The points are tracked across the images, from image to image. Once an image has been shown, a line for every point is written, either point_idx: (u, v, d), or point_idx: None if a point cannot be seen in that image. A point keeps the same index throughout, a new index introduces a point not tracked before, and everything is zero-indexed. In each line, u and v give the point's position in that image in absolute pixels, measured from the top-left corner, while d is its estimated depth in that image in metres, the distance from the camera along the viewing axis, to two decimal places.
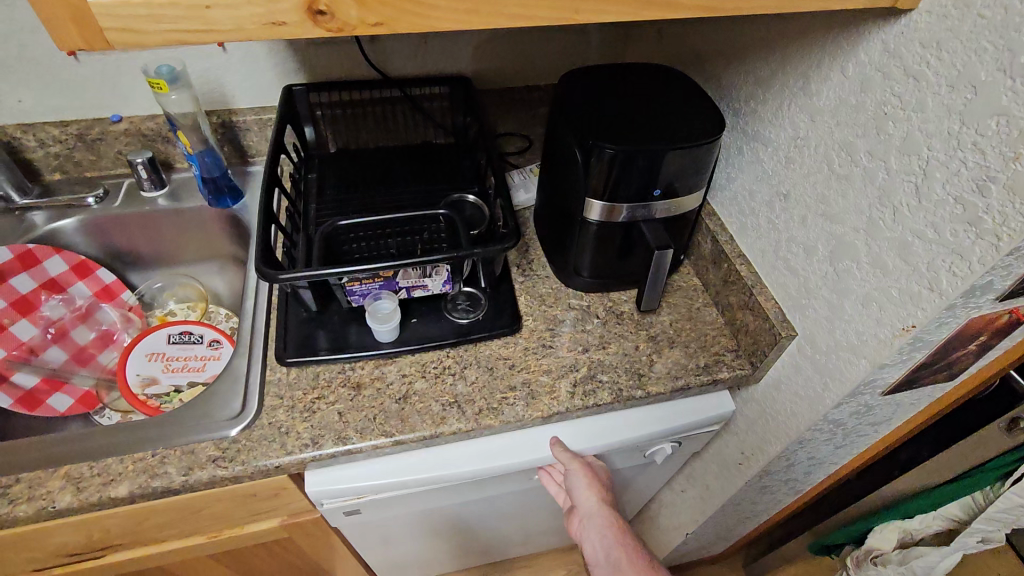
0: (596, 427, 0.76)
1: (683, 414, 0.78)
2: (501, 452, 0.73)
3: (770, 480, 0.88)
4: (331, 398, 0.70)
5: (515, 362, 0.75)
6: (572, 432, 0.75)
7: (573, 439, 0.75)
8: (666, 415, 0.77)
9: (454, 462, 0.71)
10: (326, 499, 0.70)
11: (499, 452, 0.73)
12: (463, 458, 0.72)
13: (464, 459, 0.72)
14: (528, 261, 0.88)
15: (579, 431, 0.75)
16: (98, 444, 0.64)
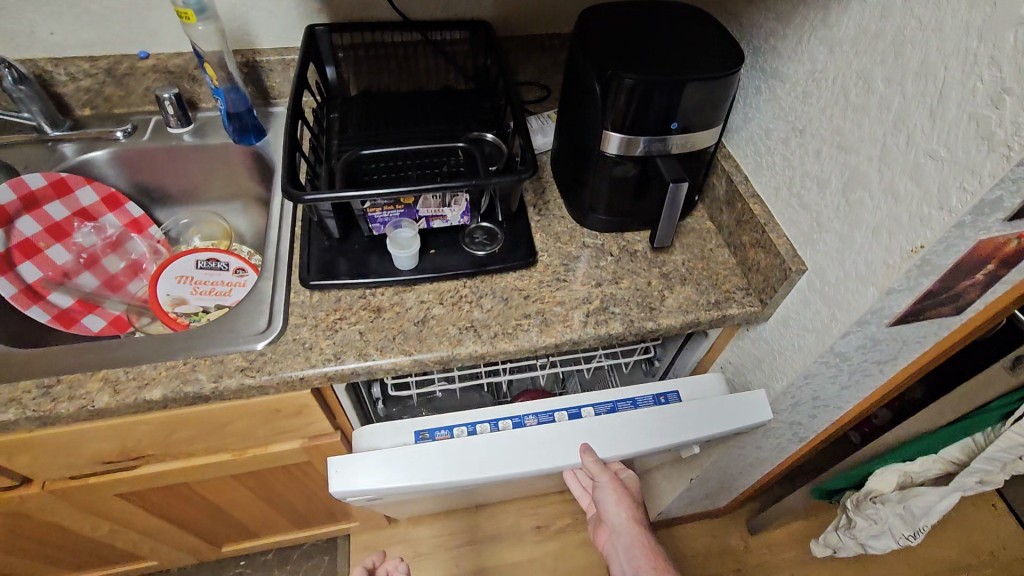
0: (627, 433, 0.73)
1: (716, 423, 0.74)
2: (526, 457, 0.70)
3: (774, 421, 0.91)
4: (353, 319, 0.73)
5: (529, 293, 0.77)
6: (601, 436, 0.72)
7: (602, 445, 0.72)
8: (700, 423, 0.74)
9: (477, 463, 0.69)
10: (349, 495, 0.70)
11: (525, 455, 0.71)
12: (487, 458, 0.70)
13: (487, 463, 0.69)
14: (544, 202, 0.90)
15: (608, 436, 0.73)
16: (134, 352, 0.68)
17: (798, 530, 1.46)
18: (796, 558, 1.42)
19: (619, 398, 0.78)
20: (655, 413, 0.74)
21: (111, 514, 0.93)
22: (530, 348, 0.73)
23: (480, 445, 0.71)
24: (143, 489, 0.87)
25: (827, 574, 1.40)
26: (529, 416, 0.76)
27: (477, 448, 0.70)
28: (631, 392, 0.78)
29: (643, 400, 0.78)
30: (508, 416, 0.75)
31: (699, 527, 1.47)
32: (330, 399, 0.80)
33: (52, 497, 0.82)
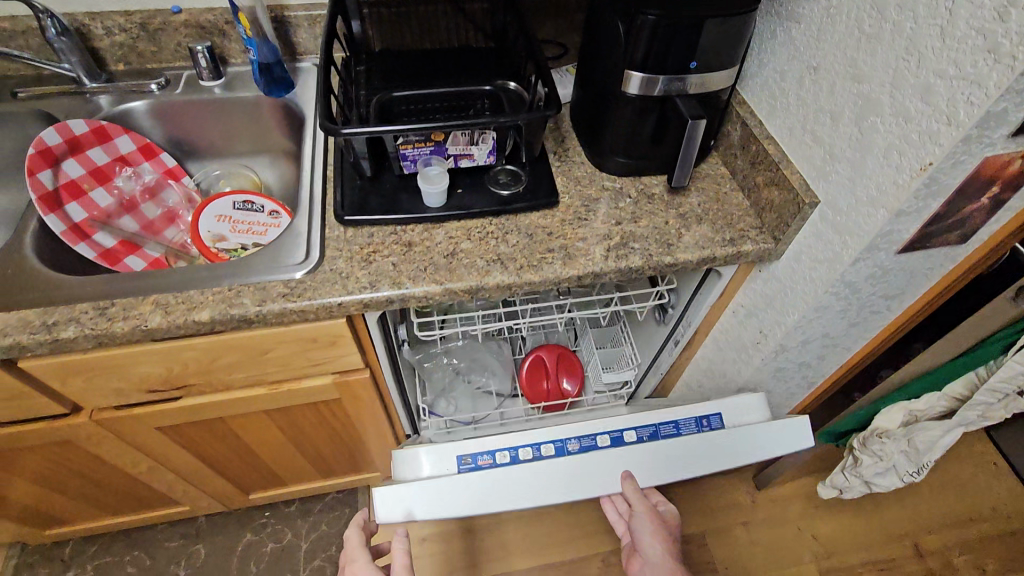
0: (669, 462, 0.75)
1: (754, 451, 0.77)
2: (571, 486, 0.72)
3: (785, 361, 0.94)
4: (387, 252, 0.77)
5: (552, 231, 0.81)
6: (644, 465, 0.74)
7: (645, 475, 0.74)
8: (739, 453, 0.76)
9: (524, 491, 0.71)
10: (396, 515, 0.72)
11: (570, 481, 0.73)
12: (533, 486, 0.71)
13: (534, 492, 0.71)
14: (564, 149, 0.93)
15: (651, 465, 0.74)
16: (183, 279, 0.72)
17: (803, 485, 1.50)
18: (802, 511, 1.46)
19: (661, 422, 0.79)
20: (698, 441, 0.76)
21: (150, 449, 0.97)
22: (555, 279, 0.76)
23: (527, 474, 0.72)
24: (182, 422, 0.91)
25: (830, 527, 1.44)
26: (574, 440, 0.77)
27: (523, 476, 0.72)
28: (673, 416, 0.80)
29: (685, 424, 0.79)
30: (552, 440, 0.76)
31: (707, 483, 1.51)
32: (360, 332, 0.83)
33: (99, 426, 0.87)
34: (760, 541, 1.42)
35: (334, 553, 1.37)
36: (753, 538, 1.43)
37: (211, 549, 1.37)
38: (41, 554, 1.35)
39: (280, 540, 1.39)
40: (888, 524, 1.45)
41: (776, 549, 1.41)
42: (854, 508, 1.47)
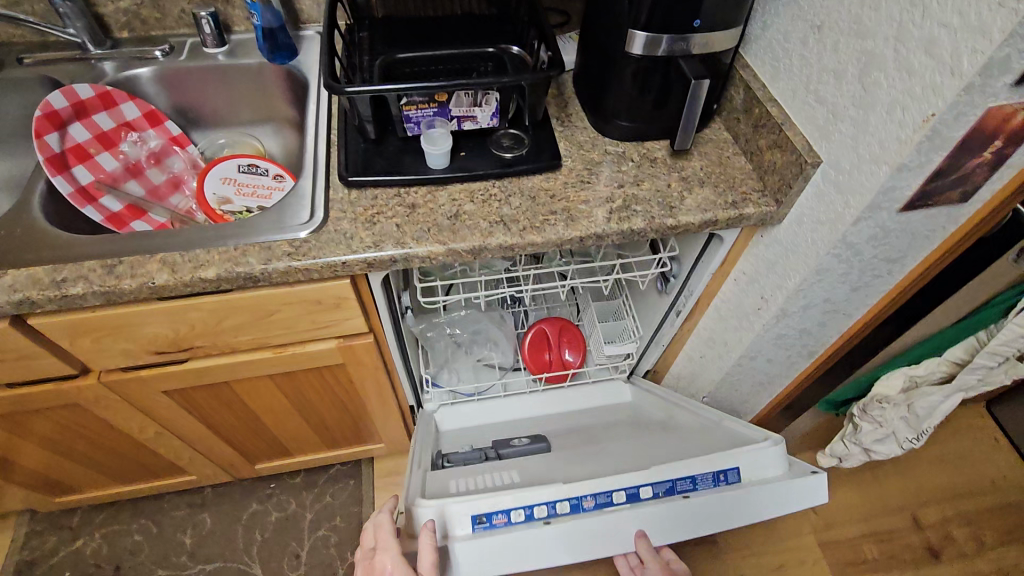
0: (683, 521, 0.68)
1: (775, 506, 0.70)
2: (581, 547, 0.66)
3: (785, 328, 0.95)
4: (390, 214, 0.78)
5: (555, 193, 0.82)
6: (658, 525, 0.68)
7: (659, 534, 0.68)
8: (757, 508, 0.70)
9: (532, 555, 0.65)
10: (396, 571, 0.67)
11: (581, 542, 0.66)
12: (542, 549, 0.65)
13: (542, 555, 0.65)
14: (567, 115, 0.93)
15: (665, 524, 0.68)
16: (189, 238, 0.73)
17: (803, 459, 1.52)
18: (801, 484, 1.48)
19: (678, 476, 0.71)
20: (716, 500, 0.69)
21: (158, 414, 0.99)
22: (558, 240, 0.77)
23: (535, 540, 0.65)
24: (189, 386, 0.92)
25: (830, 499, 1.46)
26: (588, 496, 0.69)
27: (531, 541, 0.65)
28: (689, 469, 0.71)
29: (703, 478, 0.71)
30: (565, 497, 0.68)
31: None
32: (365, 295, 0.84)
33: (107, 389, 0.89)
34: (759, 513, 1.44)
35: (339, 523, 1.39)
36: None
37: (217, 518, 1.40)
38: (51, 522, 1.38)
39: (285, 510, 1.41)
40: (887, 497, 1.46)
41: (775, 521, 1.43)
42: (852, 481, 1.49)
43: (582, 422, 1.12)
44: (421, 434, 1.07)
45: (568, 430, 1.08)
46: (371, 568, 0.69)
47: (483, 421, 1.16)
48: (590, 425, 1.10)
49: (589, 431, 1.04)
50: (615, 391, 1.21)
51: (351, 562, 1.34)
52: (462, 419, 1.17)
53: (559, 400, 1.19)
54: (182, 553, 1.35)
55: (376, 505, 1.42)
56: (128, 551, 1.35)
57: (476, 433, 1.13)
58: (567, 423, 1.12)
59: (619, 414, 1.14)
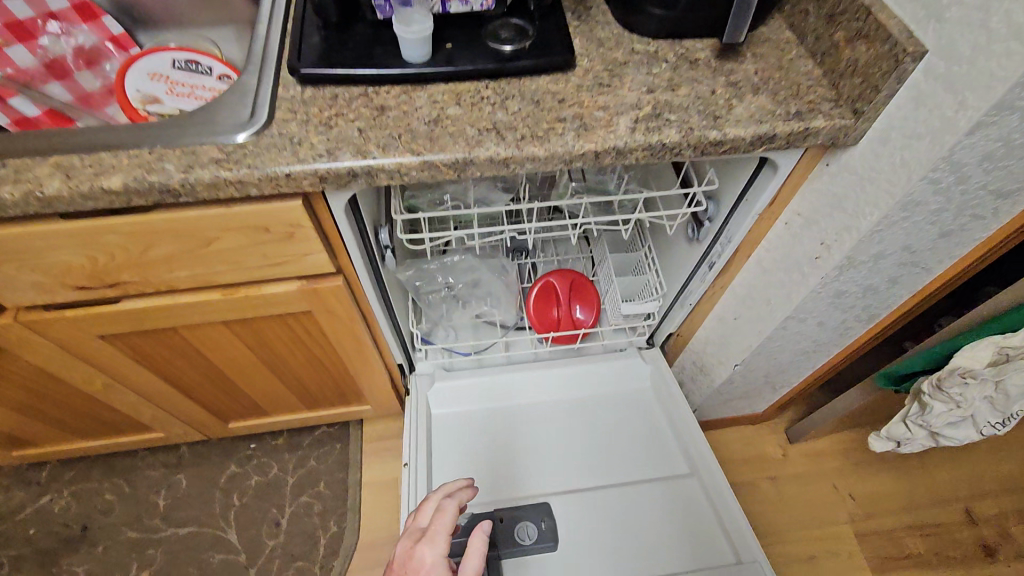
0: None
1: None
2: None
3: (848, 282, 0.77)
4: (351, 116, 0.61)
5: (565, 98, 0.63)
6: None
7: None
8: None
9: None
10: None
11: None
12: None
13: None
14: (585, 8, 0.74)
15: None
16: (93, 140, 0.57)
17: (840, 440, 1.35)
18: (837, 468, 1.31)
19: None
20: None
21: (101, 364, 0.86)
22: (565, 154, 0.59)
23: None
24: (126, 331, 0.78)
25: (870, 486, 1.29)
26: None
27: None
28: None
29: None
30: None
31: (732, 433, 1.36)
32: (326, 227, 0.69)
33: (29, 330, 0.75)
34: (788, 498, 1.28)
35: (323, 489, 1.27)
36: (781, 494, 1.28)
37: (193, 479, 1.28)
38: (18, 476, 1.28)
39: (266, 474, 1.29)
40: (937, 486, 1.29)
41: (806, 507, 1.27)
42: (895, 467, 1.32)
43: (592, 423, 1.00)
44: (411, 439, 0.94)
45: (577, 444, 0.97)
46: (410, 554, 0.61)
47: (482, 401, 1.01)
48: (601, 434, 0.98)
49: (600, 463, 0.95)
50: (637, 374, 1.05)
51: (334, 532, 1.22)
52: (460, 402, 1.01)
53: (572, 384, 1.03)
54: (154, 516, 1.24)
55: (364, 472, 1.29)
56: (98, 511, 1.24)
57: (473, 418, 1.00)
58: (578, 425, 0.99)
59: (634, 411, 1.02)
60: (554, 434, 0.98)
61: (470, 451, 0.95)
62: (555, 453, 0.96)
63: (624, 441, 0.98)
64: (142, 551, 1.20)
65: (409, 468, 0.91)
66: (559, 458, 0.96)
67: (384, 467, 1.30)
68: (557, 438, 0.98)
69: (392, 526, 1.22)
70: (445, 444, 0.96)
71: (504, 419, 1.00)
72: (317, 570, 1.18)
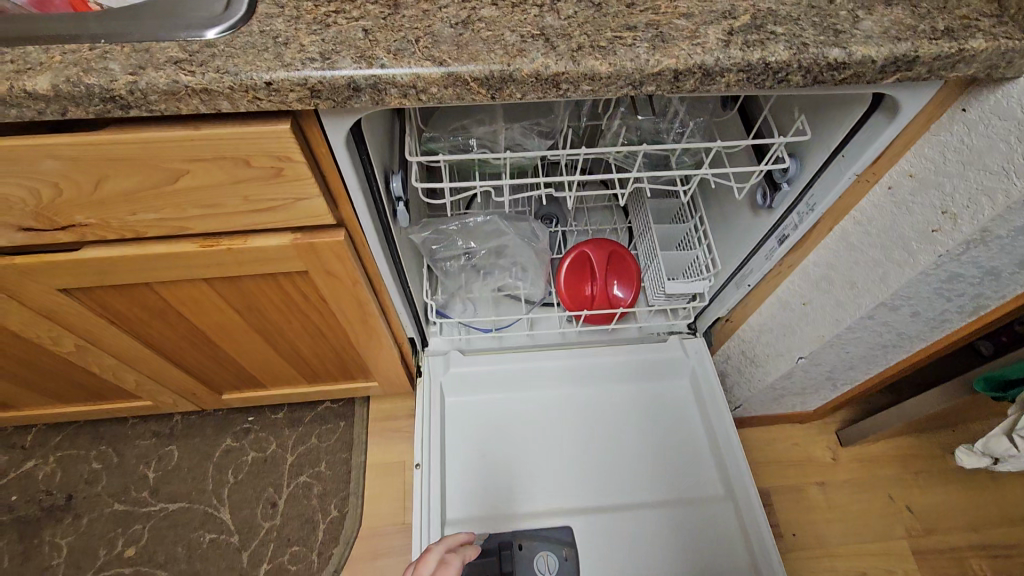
0: None
1: None
2: None
3: (969, 264, 0.61)
4: (354, 14, 0.46)
5: (635, 1, 0.48)
6: None
7: None
8: None
9: None
10: None
11: None
12: None
13: None
14: None
15: None
16: (24, 31, 0.44)
17: (899, 446, 1.20)
18: (896, 477, 1.17)
19: None
20: None
21: (72, 324, 0.75)
22: (635, 72, 0.44)
23: None
24: (93, 286, 0.67)
25: (933, 499, 1.15)
26: None
27: None
28: None
29: None
30: None
31: (777, 432, 1.22)
32: (326, 171, 0.56)
33: None
34: (839, 507, 1.14)
35: (324, 470, 1.16)
36: (831, 503, 1.15)
37: (185, 452, 1.18)
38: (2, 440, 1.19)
39: (263, 450, 1.19)
40: (1008, 502, 1.14)
41: (859, 519, 1.13)
42: (963, 479, 1.17)
43: (622, 428, 0.94)
44: (423, 434, 0.88)
45: (603, 450, 0.92)
46: None
47: (502, 392, 0.96)
48: (629, 440, 0.93)
49: (626, 475, 0.90)
50: (672, 374, 0.98)
51: (334, 517, 1.11)
52: (477, 395, 0.96)
53: (602, 383, 0.97)
54: (143, 489, 1.15)
55: (369, 452, 1.18)
56: (83, 481, 1.15)
57: (491, 412, 0.95)
58: (605, 429, 0.94)
59: (669, 415, 0.95)
60: (579, 438, 0.93)
61: (484, 453, 0.91)
62: (579, 460, 0.91)
63: (652, 450, 0.92)
64: (128, 527, 1.11)
65: (421, 469, 0.85)
66: (580, 464, 0.91)
67: (390, 449, 1.18)
68: (577, 442, 0.93)
69: (396, 515, 1.11)
70: (460, 440, 0.92)
71: (526, 417, 0.95)
72: (314, 558, 1.08)
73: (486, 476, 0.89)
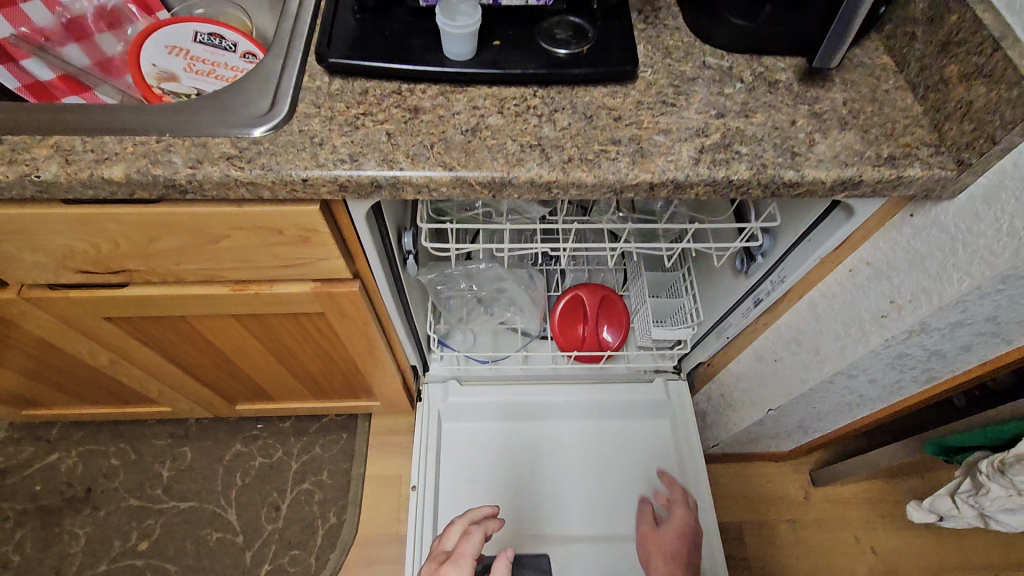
0: None
1: None
2: None
3: (914, 346, 0.69)
4: (380, 116, 0.54)
5: (622, 115, 0.56)
6: None
7: None
8: None
9: None
10: None
11: None
12: None
13: None
14: (653, 7, 0.64)
15: None
16: (100, 121, 0.52)
17: (868, 489, 1.26)
18: (863, 519, 1.23)
19: None
20: None
21: (109, 343, 0.83)
22: (616, 183, 0.52)
23: None
24: (133, 316, 0.75)
25: (896, 541, 1.21)
26: None
27: None
28: None
29: None
30: None
31: (753, 468, 1.28)
32: (347, 236, 0.64)
33: (33, 307, 0.72)
34: (806, 543, 1.21)
35: (325, 479, 1.24)
36: (799, 539, 1.22)
37: (198, 453, 1.27)
38: (28, 432, 1.28)
39: (270, 456, 1.27)
40: (967, 549, 1.21)
41: (824, 556, 1.20)
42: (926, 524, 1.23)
43: (606, 462, 1.02)
44: (421, 460, 0.98)
45: (586, 482, 1.00)
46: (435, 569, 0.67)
47: (496, 420, 1.04)
48: (609, 474, 1.01)
49: (604, 507, 0.98)
50: (655, 414, 1.05)
51: (332, 524, 1.19)
52: (471, 424, 1.04)
53: (590, 417, 1.05)
54: (157, 486, 1.23)
55: (368, 465, 1.26)
56: (102, 475, 1.24)
57: (484, 439, 1.03)
58: (589, 460, 1.02)
59: (649, 452, 1.02)
60: (565, 468, 1.01)
61: (475, 478, 0.99)
62: (563, 488, 0.99)
63: (630, 485, 0.99)
64: (142, 520, 1.19)
65: (417, 492, 0.95)
66: (563, 493, 0.99)
67: (389, 462, 1.26)
68: (562, 472, 1.01)
69: (390, 525, 1.19)
70: (455, 463, 1.00)
71: (518, 444, 1.03)
72: (312, 561, 1.16)
73: (476, 499, 0.97)
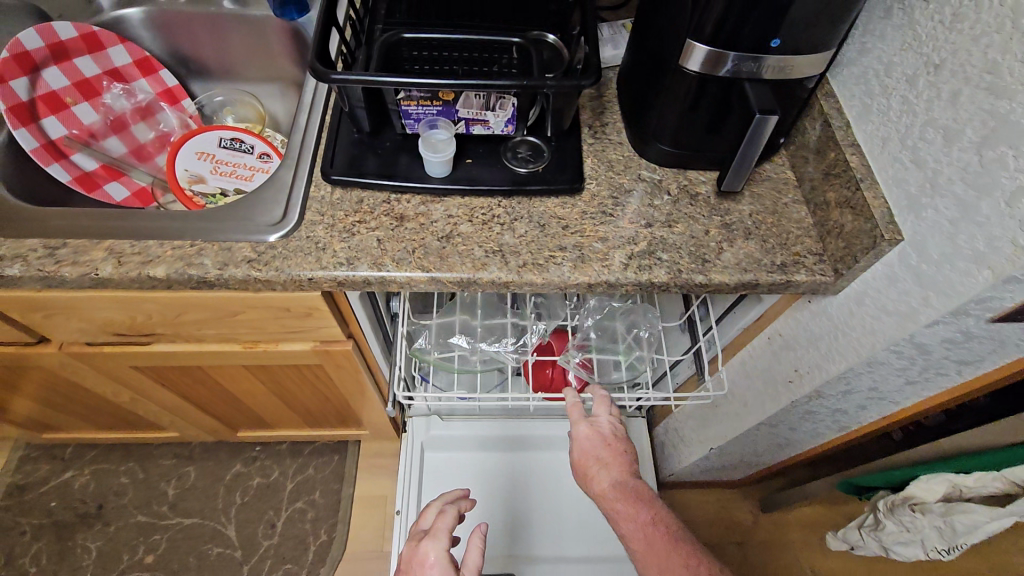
0: None
1: None
2: None
3: (818, 405, 0.82)
4: (372, 224, 0.67)
5: (569, 224, 0.69)
6: None
7: None
8: None
9: None
10: None
11: None
12: None
13: None
14: (601, 124, 0.78)
15: None
16: (146, 226, 0.65)
17: (810, 514, 1.39)
18: (803, 541, 1.35)
19: None
20: None
21: (132, 385, 0.95)
22: (560, 284, 0.65)
23: None
24: (156, 365, 0.87)
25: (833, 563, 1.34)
26: None
27: None
28: None
29: None
30: None
31: (709, 493, 1.41)
32: (343, 307, 0.76)
33: (71, 358, 0.84)
34: (752, 563, 1.34)
35: (318, 498, 1.36)
36: (747, 561, 1.34)
37: (201, 473, 1.38)
38: (45, 450, 1.40)
39: (267, 476, 1.39)
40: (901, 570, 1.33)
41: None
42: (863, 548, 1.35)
43: (567, 489, 1.16)
44: (404, 489, 1.10)
45: (547, 505, 1.15)
46: (414, 551, 0.76)
47: (470, 450, 1.17)
48: (569, 500, 1.15)
49: (565, 533, 1.12)
50: None
51: (323, 541, 1.31)
52: (447, 456, 1.17)
53: (554, 450, 1.19)
54: (163, 503, 1.35)
55: (356, 486, 1.37)
56: (113, 493, 1.35)
57: (461, 466, 1.16)
58: (551, 485, 1.16)
59: None
60: (530, 493, 1.15)
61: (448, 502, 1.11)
62: (528, 510, 1.14)
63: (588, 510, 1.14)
64: (149, 536, 1.31)
65: (401, 515, 1.07)
66: (529, 514, 1.14)
67: (376, 482, 1.38)
68: (527, 498, 1.15)
69: (375, 544, 1.31)
70: (434, 488, 1.14)
71: (491, 473, 1.16)
72: None
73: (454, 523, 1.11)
